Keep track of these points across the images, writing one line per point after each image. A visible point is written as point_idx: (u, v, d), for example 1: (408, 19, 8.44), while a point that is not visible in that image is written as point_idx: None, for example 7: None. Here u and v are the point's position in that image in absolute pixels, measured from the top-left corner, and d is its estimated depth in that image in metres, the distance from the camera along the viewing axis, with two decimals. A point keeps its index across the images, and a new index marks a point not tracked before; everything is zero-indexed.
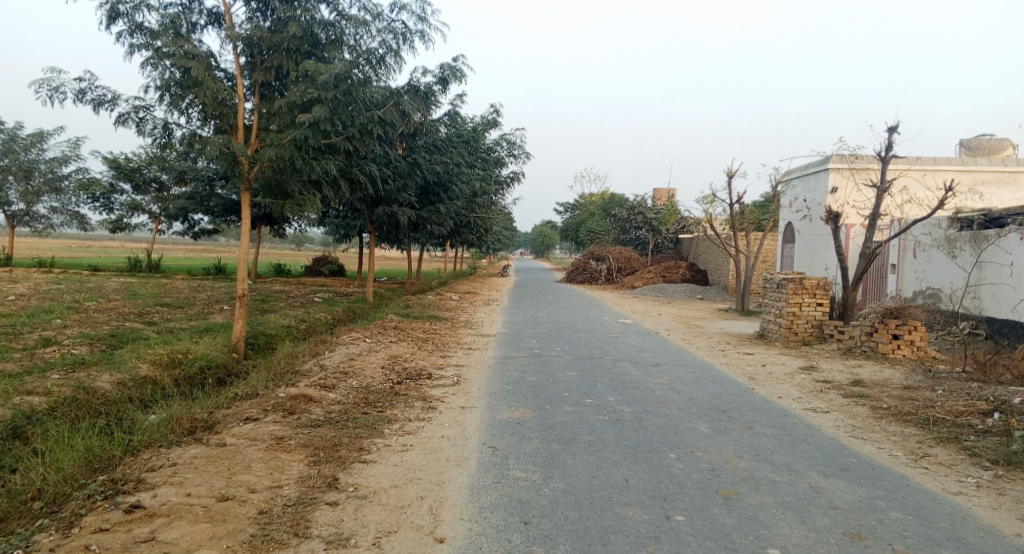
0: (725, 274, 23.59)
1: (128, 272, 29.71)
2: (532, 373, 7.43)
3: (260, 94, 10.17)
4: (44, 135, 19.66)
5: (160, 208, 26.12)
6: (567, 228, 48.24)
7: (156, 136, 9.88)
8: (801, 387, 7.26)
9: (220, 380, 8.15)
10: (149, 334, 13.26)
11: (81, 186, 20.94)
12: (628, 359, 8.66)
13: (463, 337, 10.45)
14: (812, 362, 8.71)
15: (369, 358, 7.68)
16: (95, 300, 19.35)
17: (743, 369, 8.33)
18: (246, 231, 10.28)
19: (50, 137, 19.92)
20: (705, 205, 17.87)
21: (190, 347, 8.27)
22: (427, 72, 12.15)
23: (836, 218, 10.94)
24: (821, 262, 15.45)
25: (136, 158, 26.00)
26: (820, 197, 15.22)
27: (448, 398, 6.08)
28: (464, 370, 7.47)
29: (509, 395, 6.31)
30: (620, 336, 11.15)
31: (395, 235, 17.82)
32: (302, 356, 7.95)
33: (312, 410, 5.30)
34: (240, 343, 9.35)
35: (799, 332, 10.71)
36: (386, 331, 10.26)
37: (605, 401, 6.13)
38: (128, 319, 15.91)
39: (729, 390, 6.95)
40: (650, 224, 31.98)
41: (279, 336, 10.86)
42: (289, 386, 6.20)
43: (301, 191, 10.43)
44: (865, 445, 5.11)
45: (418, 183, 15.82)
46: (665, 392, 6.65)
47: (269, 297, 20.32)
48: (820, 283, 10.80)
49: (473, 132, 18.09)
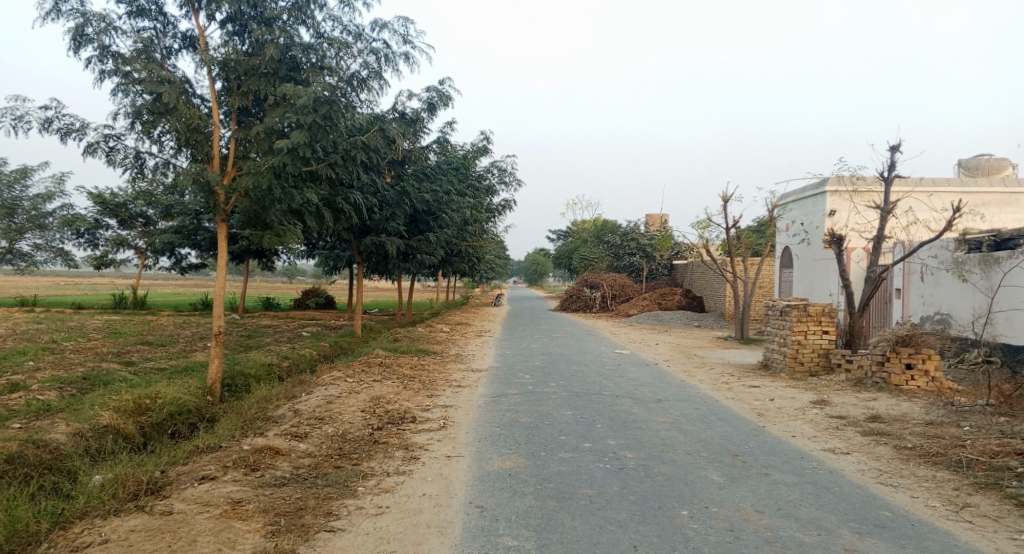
0: (722, 300, 23.16)
1: (112, 309, 29.02)
2: (525, 412, 6.89)
3: (237, 121, 9.74)
4: (27, 171, 19.15)
5: (146, 243, 25.55)
6: (560, 255, 47.91)
7: (127, 166, 9.39)
8: (816, 424, 6.75)
9: (192, 427, 7.58)
10: (126, 375, 12.64)
11: (64, 223, 20.34)
12: (628, 395, 8.12)
13: (452, 374, 9.90)
14: (823, 395, 8.20)
15: (348, 400, 7.13)
16: (75, 339, 18.68)
17: (750, 404, 7.81)
18: (223, 265, 9.76)
19: (32, 172, 19.40)
20: (701, 230, 17.49)
21: (159, 392, 7.70)
22: (414, 96, 11.80)
23: (840, 240, 10.54)
24: (822, 287, 15.04)
25: (121, 193, 25.42)
26: (819, 220, 14.87)
27: (432, 446, 5.54)
28: (452, 412, 6.92)
29: (499, 440, 5.76)
30: (618, 368, 10.62)
31: (384, 266, 17.33)
32: (278, 400, 7.38)
33: (278, 465, 4.74)
34: (216, 385, 8.79)
35: (805, 362, 10.22)
36: (371, 369, 9.71)
37: (606, 445, 5.60)
38: (106, 359, 15.27)
39: (739, 430, 6.43)
40: (644, 250, 31.62)
41: (260, 376, 10.30)
42: (257, 437, 5.65)
43: (281, 220, 9.94)
44: (897, 493, 4.59)
45: (407, 211, 15.37)
46: (670, 434, 6.11)
47: (256, 333, 19.71)
48: (826, 310, 10.33)
49: (463, 159, 17.76)
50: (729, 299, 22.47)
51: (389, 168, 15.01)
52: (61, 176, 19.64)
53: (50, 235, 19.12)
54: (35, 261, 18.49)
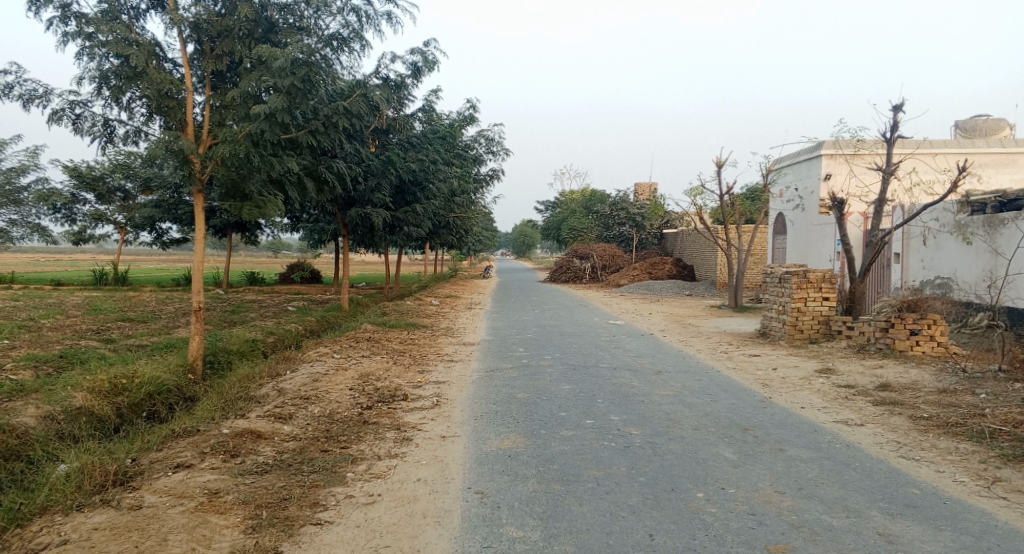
0: (713, 269, 22.94)
1: (92, 286, 28.32)
2: (522, 388, 6.57)
3: (212, 86, 9.18)
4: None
5: (125, 217, 24.81)
6: (547, 226, 47.44)
7: (95, 135, 8.84)
8: (824, 394, 6.49)
9: (173, 406, 7.22)
10: (105, 353, 12.19)
11: (40, 197, 19.58)
12: (627, 367, 7.82)
13: (443, 347, 9.56)
14: (828, 363, 7.95)
15: (335, 378, 6.78)
16: (53, 317, 18.13)
17: (754, 374, 7.54)
18: (201, 238, 9.30)
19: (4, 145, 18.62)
20: (694, 198, 17.15)
21: (137, 371, 7.31)
22: (397, 59, 11.23)
23: (842, 205, 10.23)
24: (817, 253, 14.80)
25: (98, 166, 24.54)
26: (815, 184, 14.57)
27: (427, 426, 5.21)
28: (445, 389, 6.58)
29: (496, 418, 5.45)
30: (615, 339, 10.31)
31: (371, 238, 16.84)
32: (261, 378, 7.01)
33: (259, 450, 4.39)
34: (198, 362, 8.41)
35: (805, 330, 9.99)
36: (359, 344, 9.34)
37: (609, 421, 5.29)
38: (85, 336, 14.78)
39: (745, 402, 6.16)
40: (634, 219, 31.30)
41: (244, 353, 9.92)
42: (238, 418, 5.28)
43: (261, 191, 9.46)
44: (920, 468, 4.32)
45: (393, 181, 14.86)
46: (675, 408, 5.82)
47: (240, 308, 19.25)
48: (826, 276, 10.06)
49: (449, 127, 17.24)
50: (720, 268, 22.25)
51: (373, 137, 14.52)
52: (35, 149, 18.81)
53: (25, 210, 18.37)
54: (12, 237, 17.79)
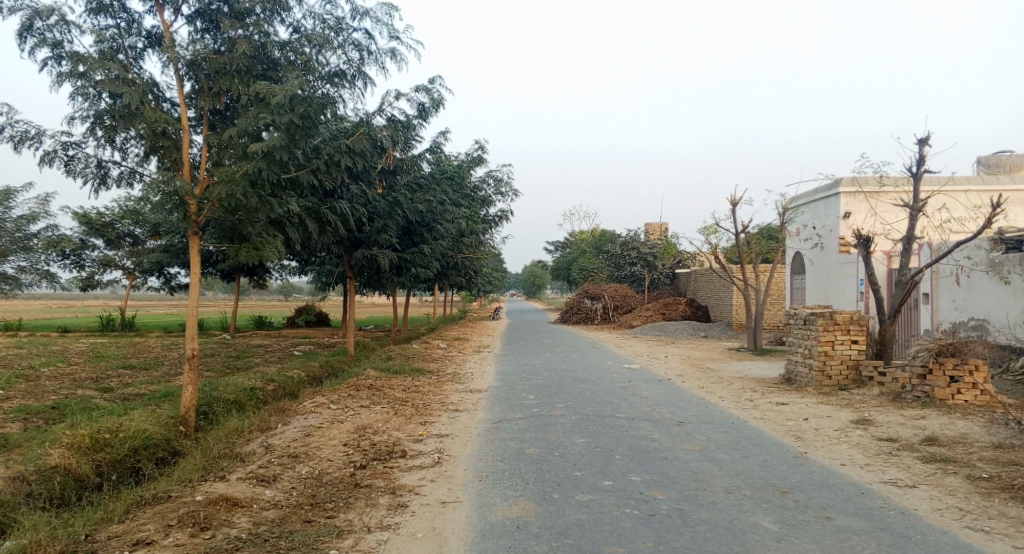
0: (729, 309, 22.34)
1: (99, 332, 28.07)
2: (532, 442, 6.02)
3: (210, 125, 8.92)
4: (10, 191, 18.37)
5: (134, 262, 24.65)
6: (558, 267, 46.96)
7: (88, 176, 8.56)
8: (865, 449, 5.89)
9: (160, 462, 6.72)
10: (100, 403, 11.73)
11: (50, 244, 19.48)
12: (645, 418, 7.26)
13: (449, 395, 9.03)
14: (863, 413, 7.34)
15: (330, 432, 6.26)
16: (54, 365, 17.74)
17: (784, 426, 6.95)
18: (197, 282, 8.90)
19: (15, 193, 18.59)
20: (709, 237, 16.68)
21: (123, 423, 6.86)
22: (401, 96, 10.95)
23: (868, 242, 9.71)
24: (839, 293, 14.23)
25: (109, 212, 24.51)
26: (834, 223, 14.10)
27: (426, 488, 4.67)
28: (448, 443, 6.05)
29: (503, 478, 4.90)
30: (630, 386, 9.75)
31: (377, 280, 16.44)
32: (250, 433, 6.52)
33: (234, 522, 3.87)
34: (191, 413, 7.94)
35: (833, 375, 9.41)
36: (359, 392, 8.82)
37: (629, 483, 4.74)
38: (83, 385, 14.36)
39: (779, 459, 5.57)
40: (646, 259, 30.88)
41: (242, 402, 9.43)
42: (216, 482, 4.76)
43: (260, 232, 9.09)
44: (994, 543, 3.71)
45: (399, 223, 14.49)
46: (703, 467, 5.25)
47: (245, 353, 18.82)
48: (854, 318, 9.50)
49: (457, 169, 17.02)
50: (736, 308, 21.66)
51: (380, 178, 14.21)
52: (45, 196, 18.75)
53: (35, 257, 18.21)
54: (19, 284, 17.58)
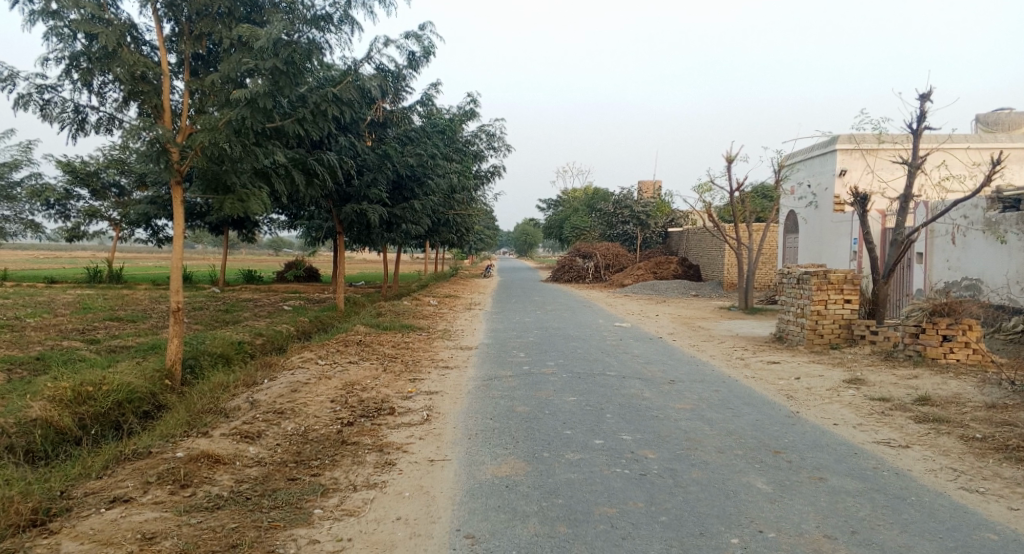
0: (720, 268, 22.28)
1: (86, 284, 27.76)
2: (523, 400, 5.93)
3: (191, 70, 8.54)
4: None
5: (120, 214, 24.22)
6: (549, 224, 46.68)
7: (65, 121, 8.22)
8: (857, 409, 5.85)
9: (145, 415, 6.62)
10: (86, 355, 11.59)
11: (33, 194, 19.06)
12: (636, 375, 7.19)
13: (438, 352, 8.94)
14: (855, 372, 7.30)
15: (317, 388, 6.15)
16: (40, 316, 17.53)
17: (776, 384, 6.91)
18: (180, 234, 8.66)
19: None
20: (703, 195, 16.47)
21: (106, 376, 6.73)
22: (390, 43, 10.55)
23: (866, 200, 9.55)
24: (832, 252, 14.15)
25: (93, 161, 23.94)
26: (830, 181, 13.93)
27: (414, 446, 4.58)
28: (437, 400, 5.95)
29: (493, 436, 4.81)
30: (621, 343, 9.69)
31: (367, 235, 16.20)
32: (235, 388, 6.40)
33: (215, 479, 3.77)
34: (176, 367, 7.82)
35: (825, 334, 9.38)
36: (347, 347, 8.70)
37: (620, 442, 4.66)
38: (68, 337, 14.19)
39: (771, 419, 5.52)
40: (638, 218, 30.69)
41: (228, 357, 9.30)
42: (199, 438, 4.64)
43: (245, 184, 8.82)
44: (989, 505, 3.67)
45: (390, 176, 14.18)
46: (695, 426, 5.18)
47: (234, 307, 18.66)
48: (848, 277, 9.41)
49: (449, 122, 16.64)
50: (728, 268, 21.62)
51: (369, 130, 13.82)
52: (25, 143, 18.23)
53: (19, 207, 17.81)
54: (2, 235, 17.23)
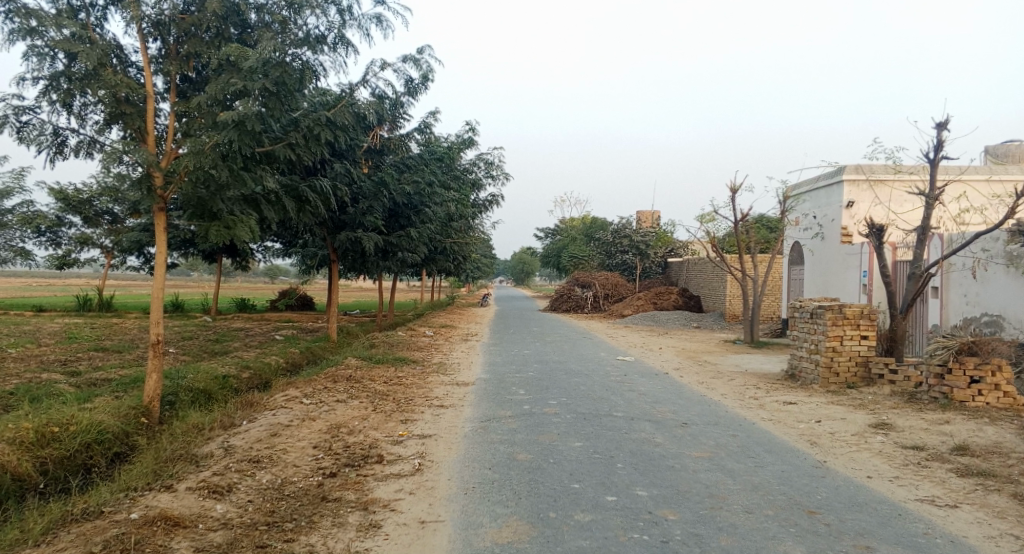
0: (722, 299, 21.86)
1: (75, 312, 27.12)
2: (524, 446, 5.42)
3: (179, 92, 8.13)
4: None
5: (112, 241, 23.75)
6: (547, 253, 46.21)
7: (42, 144, 7.79)
8: (889, 458, 5.36)
9: (115, 459, 6.09)
10: (63, 388, 11.02)
11: (24, 221, 18.61)
12: (645, 418, 6.69)
13: (434, 388, 8.43)
14: (879, 415, 6.81)
15: (299, 431, 5.63)
16: (23, 346, 16.93)
17: (796, 429, 6.41)
18: (162, 262, 8.19)
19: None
20: (706, 225, 16.08)
21: (75, 415, 6.22)
22: (388, 67, 10.22)
23: (883, 231, 9.15)
24: (840, 285, 13.74)
25: (86, 189, 23.33)
26: (838, 212, 13.59)
27: (403, 504, 4.06)
28: (430, 446, 5.44)
29: (492, 491, 4.30)
30: (626, 381, 9.19)
31: (362, 264, 15.74)
32: (211, 431, 5.86)
33: (172, 548, 3.25)
34: (155, 404, 7.29)
35: (840, 372, 8.91)
36: (336, 383, 8.18)
37: (636, 501, 4.15)
38: (48, 368, 13.60)
39: (798, 470, 5.02)
40: (638, 248, 30.38)
41: (211, 392, 8.77)
42: (161, 493, 4.11)
43: (233, 210, 8.37)
44: None
45: (386, 204, 13.75)
46: (715, 479, 4.68)
47: (224, 336, 18.11)
48: (865, 312, 8.96)
49: (447, 150, 16.33)
50: (731, 299, 21.21)
51: (366, 158, 13.48)
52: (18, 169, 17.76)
53: (8, 233, 17.34)
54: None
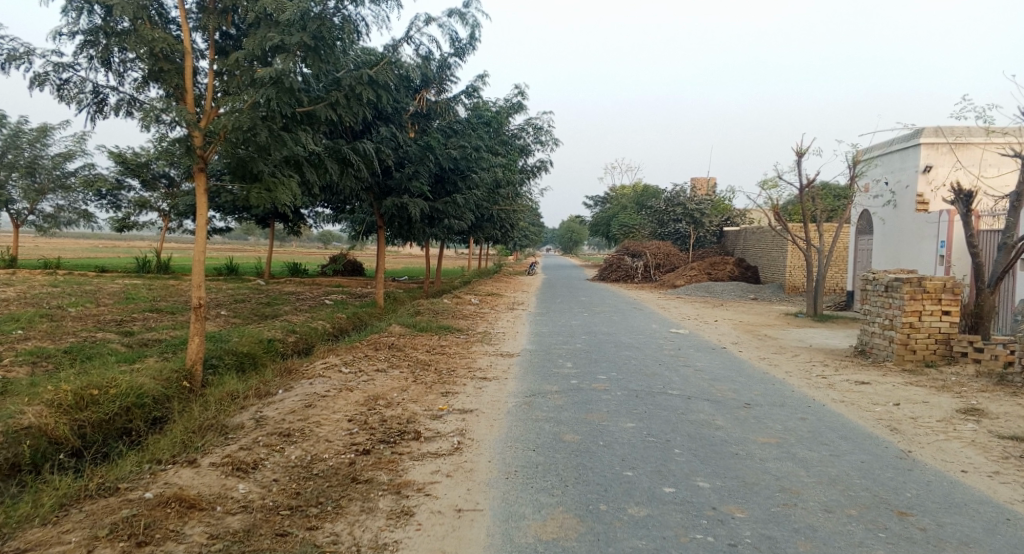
0: (781, 271, 20.88)
1: (134, 273, 27.87)
2: (572, 426, 5.01)
3: (218, 49, 7.83)
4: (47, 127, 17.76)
5: (169, 205, 24.10)
6: (597, 222, 45.27)
7: (83, 102, 7.64)
8: (985, 449, 4.74)
9: (155, 424, 5.96)
10: (116, 349, 11.14)
11: (86, 183, 18.95)
12: (703, 397, 6.18)
13: (477, 358, 8.09)
14: (968, 399, 6.14)
15: (334, 403, 5.35)
16: (84, 306, 17.38)
17: (872, 413, 5.80)
18: (203, 225, 8.00)
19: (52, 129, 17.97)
20: (768, 191, 15.17)
21: (116, 378, 6.09)
22: (433, 21, 9.71)
23: (972, 196, 8.29)
24: (914, 256, 12.75)
25: (144, 153, 23.51)
26: (914, 178, 12.56)
27: (439, 488, 3.71)
28: (470, 422, 5.08)
29: (535, 477, 3.92)
30: (681, 355, 8.66)
31: (408, 231, 15.43)
32: (245, 400, 5.68)
33: (184, 535, 3.00)
34: (198, 367, 7.09)
35: (918, 350, 8.17)
36: (378, 352, 7.92)
37: (698, 494, 3.69)
38: (105, 328, 13.87)
39: (880, 461, 4.46)
40: (692, 216, 29.32)
41: (255, 356, 8.65)
42: (183, 468, 3.87)
43: (273, 172, 8.08)
44: None
45: (432, 169, 13.32)
46: (786, 470, 4.17)
47: (274, 300, 18.23)
48: (948, 285, 8.15)
49: (495, 114, 15.79)
50: (790, 271, 20.24)
51: (412, 121, 13.05)
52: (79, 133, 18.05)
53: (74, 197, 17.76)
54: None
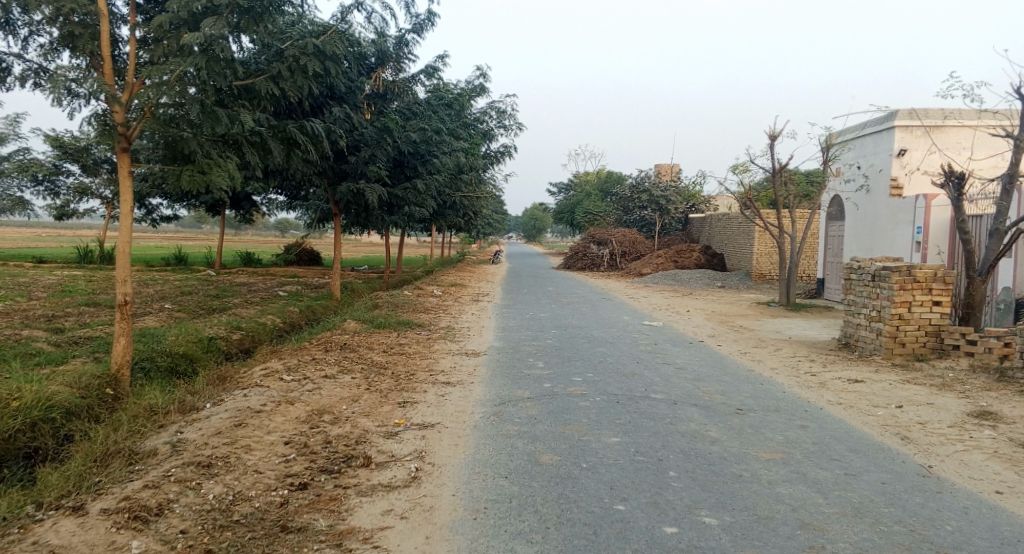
0: (750, 259, 20.56)
1: (76, 264, 26.17)
2: (550, 444, 4.32)
3: (141, 11, 6.81)
4: None
5: (112, 191, 22.47)
6: (561, 210, 44.72)
7: None
8: (1015, 463, 4.20)
9: (68, 441, 5.05)
10: (41, 348, 10.02)
11: (19, 168, 17.39)
12: (690, 402, 5.56)
13: (439, 358, 7.35)
14: (975, 401, 5.65)
15: (270, 421, 4.55)
16: (15, 300, 15.99)
17: (875, 417, 5.26)
18: (126, 212, 7.03)
19: None
20: (740, 176, 14.73)
21: (19, 389, 5.13)
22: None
23: (964, 179, 7.86)
24: (887, 243, 12.44)
25: (84, 135, 21.86)
26: (887, 162, 12.25)
27: (391, 538, 2.99)
28: (431, 442, 4.34)
29: (509, 517, 3.22)
30: (659, 351, 8.07)
31: (366, 219, 14.52)
32: (166, 417, 4.84)
33: None
34: (126, 371, 6.09)
35: (907, 344, 7.72)
36: (330, 353, 7.11)
37: (706, 537, 3.05)
38: (32, 324, 12.64)
39: (903, 481, 3.88)
40: (657, 203, 28.89)
41: (193, 358, 7.73)
42: (67, 519, 3.06)
43: (208, 152, 7.14)
44: None
45: (390, 153, 12.45)
46: (802, 497, 3.57)
47: (225, 292, 17.11)
48: (939, 274, 7.72)
49: (457, 96, 14.97)
50: (758, 259, 19.93)
51: (368, 102, 12.20)
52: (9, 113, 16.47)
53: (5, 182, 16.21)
54: None
